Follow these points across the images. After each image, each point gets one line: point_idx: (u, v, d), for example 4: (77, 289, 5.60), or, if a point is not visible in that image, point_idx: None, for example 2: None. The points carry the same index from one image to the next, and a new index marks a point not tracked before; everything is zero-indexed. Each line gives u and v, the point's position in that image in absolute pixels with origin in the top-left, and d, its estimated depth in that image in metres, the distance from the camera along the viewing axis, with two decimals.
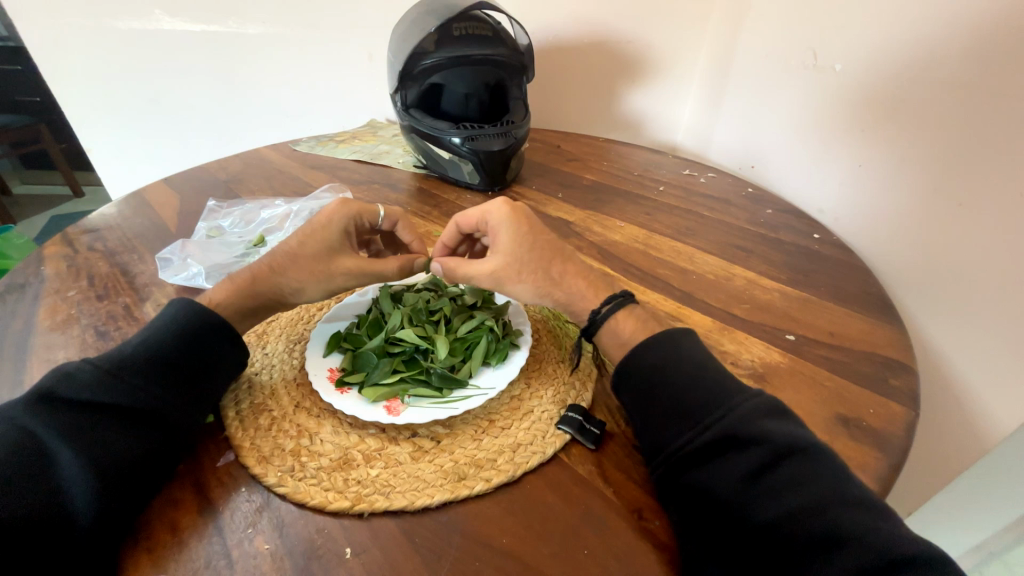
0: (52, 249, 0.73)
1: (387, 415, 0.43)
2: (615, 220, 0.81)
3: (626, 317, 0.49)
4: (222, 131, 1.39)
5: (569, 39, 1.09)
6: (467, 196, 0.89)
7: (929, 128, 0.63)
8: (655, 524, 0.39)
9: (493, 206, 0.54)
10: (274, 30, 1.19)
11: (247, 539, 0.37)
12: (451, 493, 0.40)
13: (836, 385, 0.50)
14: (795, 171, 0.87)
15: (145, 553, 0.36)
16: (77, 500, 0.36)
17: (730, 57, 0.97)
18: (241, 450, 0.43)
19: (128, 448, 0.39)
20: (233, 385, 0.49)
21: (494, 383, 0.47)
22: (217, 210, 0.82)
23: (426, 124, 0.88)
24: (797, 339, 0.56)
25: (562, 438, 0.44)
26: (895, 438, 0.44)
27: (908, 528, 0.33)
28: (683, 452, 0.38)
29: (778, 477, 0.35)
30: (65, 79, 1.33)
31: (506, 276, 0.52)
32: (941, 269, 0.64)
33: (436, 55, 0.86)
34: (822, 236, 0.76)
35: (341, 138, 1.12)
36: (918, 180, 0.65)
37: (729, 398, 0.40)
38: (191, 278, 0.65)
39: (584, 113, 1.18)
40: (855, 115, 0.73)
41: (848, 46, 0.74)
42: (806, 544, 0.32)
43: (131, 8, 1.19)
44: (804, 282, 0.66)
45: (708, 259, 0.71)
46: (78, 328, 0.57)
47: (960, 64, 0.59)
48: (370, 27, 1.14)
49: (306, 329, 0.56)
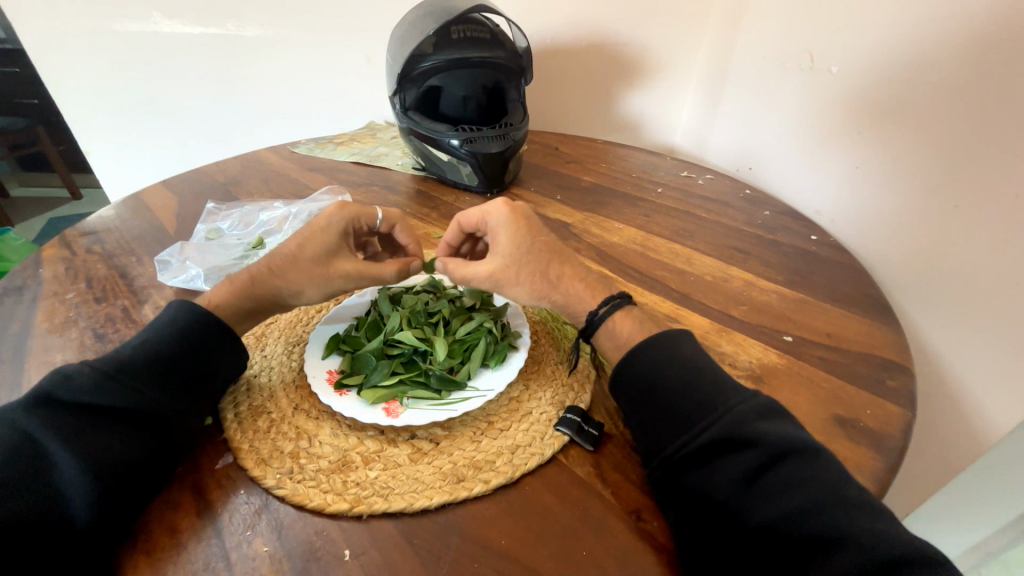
0: (51, 251, 0.73)
1: (386, 417, 0.43)
2: (613, 221, 0.81)
3: (624, 318, 0.49)
4: (220, 133, 1.39)
5: (567, 42, 1.09)
6: (465, 198, 0.89)
7: (926, 130, 0.64)
8: (653, 525, 0.39)
9: (493, 207, 0.55)
10: (272, 32, 1.19)
11: (246, 542, 0.37)
12: (450, 495, 0.40)
13: (833, 386, 0.50)
14: (793, 174, 0.87)
15: (143, 555, 0.37)
16: (76, 502, 0.36)
17: (727, 59, 0.98)
18: (240, 452, 0.43)
19: (127, 450, 0.39)
20: (232, 387, 0.49)
21: (493, 385, 0.47)
22: (216, 212, 0.82)
23: (424, 126, 0.88)
24: (795, 341, 0.56)
25: (561, 439, 0.44)
26: (892, 438, 0.45)
27: (906, 529, 0.33)
28: (680, 453, 0.39)
29: (775, 478, 0.35)
30: (62, 81, 1.33)
31: (504, 278, 0.52)
32: (938, 270, 0.64)
33: (434, 58, 0.86)
34: (819, 237, 0.76)
35: (339, 140, 1.12)
36: (915, 182, 0.66)
37: (727, 400, 0.40)
38: (190, 280, 0.65)
39: (582, 115, 1.18)
40: (852, 116, 0.74)
41: (844, 48, 0.74)
42: (804, 545, 0.32)
43: (129, 11, 1.19)
44: (802, 284, 0.66)
45: (706, 261, 0.71)
46: (76, 331, 0.57)
47: (955, 67, 0.59)
48: (368, 29, 1.14)
49: (305, 331, 0.56)
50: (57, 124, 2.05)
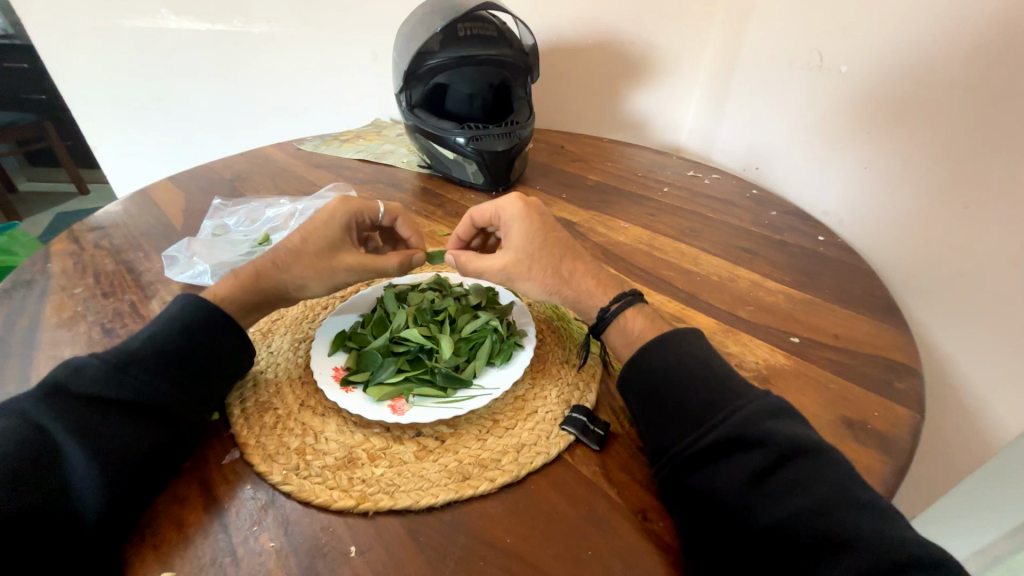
0: (59, 246, 0.74)
1: (392, 415, 0.43)
2: (619, 220, 0.81)
3: (635, 316, 0.49)
4: (226, 129, 1.39)
5: (574, 40, 1.09)
6: (471, 196, 0.89)
7: (935, 129, 0.63)
8: (659, 525, 0.39)
9: (508, 201, 0.55)
10: (279, 29, 1.19)
11: (252, 537, 0.37)
12: (455, 493, 0.40)
13: (840, 388, 0.50)
14: (800, 174, 0.87)
15: (150, 549, 0.37)
16: (84, 495, 0.36)
17: (735, 58, 0.97)
18: (246, 448, 0.43)
19: (135, 444, 0.39)
20: (238, 383, 0.49)
21: (499, 383, 0.47)
22: (222, 208, 0.82)
23: (430, 123, 0.88)
24: (801, 342, 0.56)
25: (566, 438, 0.44)
26: (900, 441, 0.44)
27: (914, 532, 0.33)
28: (687, 453, 0.38)
29: (782, 479, 0.35)
30: (70, 76, 1.34)
31: (516, 272, 0.52)
32: (947, 271, 0.64)
33: (441, 55, 0.86)
34: (827, 238, 0.76)
35: (345, 137, 1.13)
36: (924, 183, 0.65)
37: (734, 399, 0.40)
38: (196, 276, 0.66)
39: (588, 113, 1.18)
40: (860, 116, 0.73)
41: (853, 47, 0.74)
42: (811, 546, 0.32)
43: (138, 7, 1.19)
44: (809, 284, 0.66)
45: (712, 261, 0.71)
46: (84, 325, 0.58)
47: (966, 67, 0.59)
48: (375, 26, 1.14)
49: (311, 328, 0.56)
50: (64, 119, 2.06)
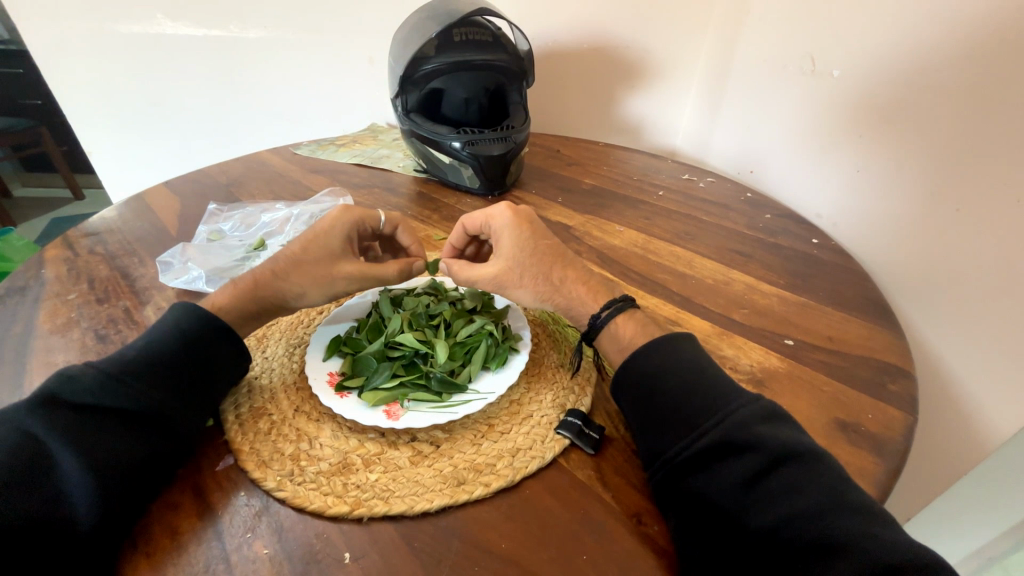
0: (52, 252, 0.73)
1: (387, 420, 0.43)
2: (614, 223, 0.81)
3: (627, 321, 0.49)
4: (221, 132, 1.39)
5: (569, 44, 1.09)
6: (466, 200, 0.89)
7: (928, 131, 0.63)
8: (654, 529, 0.39)
9: (497, 210, 0.56)
10: (275, 34, 1.19)
11: (247, 543, 0.37)
12: (451, 497, 0.40)
13: (834, 390, 0.50)
14: (794, 177, 0.87)
15: (144, 557, 0.36)
16: (78, 503, 0.36)
17: (729, 63, 0.98)
18: (240, 454, 0.43)
19: (129, 452, 0.39)
20: (233, 389, 0.49)
21: (494, 388, 0.46)
22: (218, 213, 0.82)
23: (426, 128, 0.88)
24: (796, 344, 0.56)
25: (562, 442, 0.44)
26: (893, 442, 0.45)
27: (907, 534, 0.33)
28: (682, 458, 0.38)
29: (775, 483, 0.35)
30: (62, 81, 1.33)
31: (508, 280, 0.52)
32: (939, 274, 0.64)
33: (437, 60, 0.87)
34: (821, 241, 0.76)
35: (341, 141, 1.13)
36: (918, 185, 0.65)
37: (727, 403, 0.40)
38: (192, 281, 0.66)
39: (583, 118, 1.18)
40: (854, 118, 0.74)
41: (846, 51, 0.74)
42: (803, 550, 0.32)
43: (132, 12, 1.19)
44: (803, 288, 0.66)
45: (707, 264, 0.71)
46: (78, 331, 0.57)
47: (959, 71, 0.59)
48: (370, 31, 1.15)
49: (306, 333, 0.56)
50: (60, 125, 2.06)
